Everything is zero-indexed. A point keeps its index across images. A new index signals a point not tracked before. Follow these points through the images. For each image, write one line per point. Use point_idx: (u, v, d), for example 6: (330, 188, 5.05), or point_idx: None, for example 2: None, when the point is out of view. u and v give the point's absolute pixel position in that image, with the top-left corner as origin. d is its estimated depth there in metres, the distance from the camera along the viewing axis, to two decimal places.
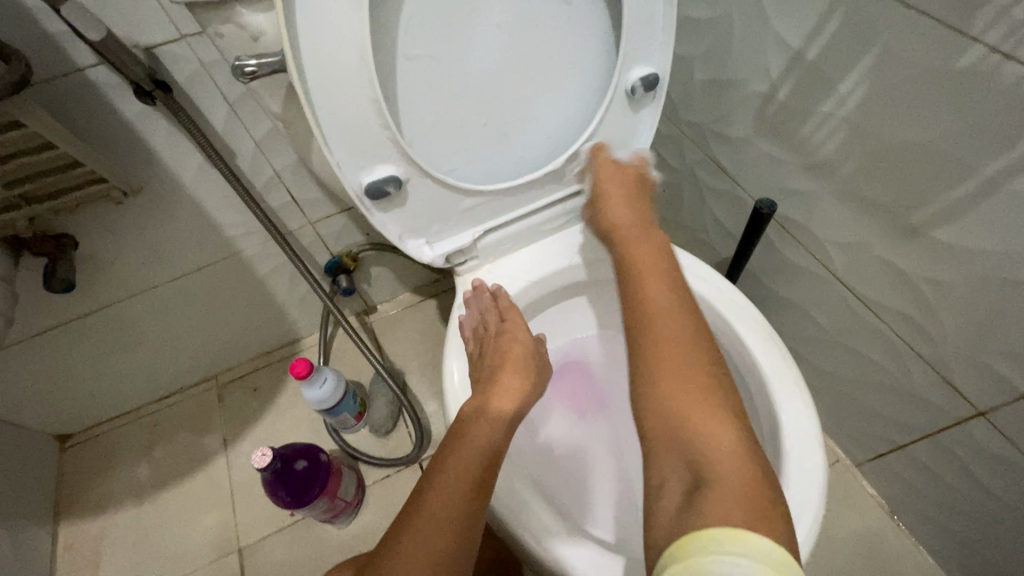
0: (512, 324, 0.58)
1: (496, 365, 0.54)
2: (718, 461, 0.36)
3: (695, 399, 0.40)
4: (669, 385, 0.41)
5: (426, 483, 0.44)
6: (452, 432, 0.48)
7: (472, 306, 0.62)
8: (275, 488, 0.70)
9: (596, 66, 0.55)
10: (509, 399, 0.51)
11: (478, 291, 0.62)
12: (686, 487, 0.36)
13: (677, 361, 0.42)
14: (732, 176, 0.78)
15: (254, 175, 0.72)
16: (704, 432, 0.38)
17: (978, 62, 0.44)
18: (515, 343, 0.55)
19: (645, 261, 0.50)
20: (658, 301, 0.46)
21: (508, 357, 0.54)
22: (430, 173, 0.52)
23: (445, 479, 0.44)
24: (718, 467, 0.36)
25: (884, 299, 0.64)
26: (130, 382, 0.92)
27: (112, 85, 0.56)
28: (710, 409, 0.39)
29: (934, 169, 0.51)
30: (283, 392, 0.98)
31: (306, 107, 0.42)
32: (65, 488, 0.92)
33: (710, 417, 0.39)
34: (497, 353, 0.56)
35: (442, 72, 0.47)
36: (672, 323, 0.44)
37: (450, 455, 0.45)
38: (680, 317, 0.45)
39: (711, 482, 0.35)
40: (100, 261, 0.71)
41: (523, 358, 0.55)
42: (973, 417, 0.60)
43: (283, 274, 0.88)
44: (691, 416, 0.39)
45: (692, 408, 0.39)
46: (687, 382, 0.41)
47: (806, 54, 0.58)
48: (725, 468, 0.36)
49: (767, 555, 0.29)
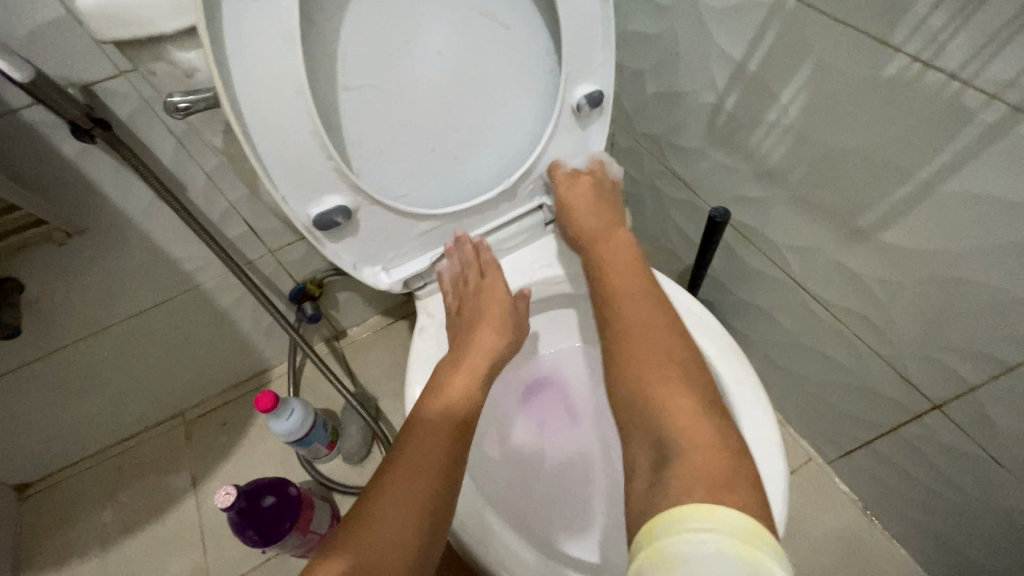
0: (490, 284, 0.58)
1: (472, 325, 0.55)
2: (680, 426, 0.38)
3: (662, 368, 0.42)
4: (639, 362, 0.43)
5: (410, 430, 0.46)
6: (433, 387, 0.50)
7: (453, 256, 0.60)
8: (243, 527, 0.68)
9: (540, 86, 0.56)
10: (483, 356, 0.52)
11: (459, 243, 0.60)
12: (654, 461, 0.37)
13: (647, 338, 0.45)
14: (690, 185, 0.80)
15: (208, 207, 0.71)
16: (669, 401, 0.39)
17: (903, 70, 0.46)
18: (493, 305, 0.56)
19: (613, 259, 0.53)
20: (623, 291, 0.50)
21: (486, 317, 0.55)
22: (380, 201, 0.52)
23: (429, 430, 0.45)
24: (683, 436, 0.37)
25: (840, 299, 0.65)
26: (90, 424, 0.89)
27: (49, 125, 0.54)
28: (670, 377, 0.41)
29: (873, 174, 0.53)
30: (253, 424, 0.96)
31: (245, 144, 0.42)
32: (25, 539, 0.88)
33: (670, 382, 0.41)
34: (472, 314, 0.56)
35: (386, 101, 0.47)
36: (638, 310, 0.47)
37: (429, 406, 0.48)
38: (642, 300, 0.48)
39: (681, 454, 0.36)
40: (49, 303, 0.69)
41: (502, 317, 0.56)
42: (930, 411, 0.61)
43: (246, 304, 0.86)
44: (654, 387, 0.41)
45: (658, 380, 0.41)
46: (656, 355, 0.43)
47: (747, 66, 0.60)
48: (688, 432, 0.37)
49: (734, 527, 0.29)
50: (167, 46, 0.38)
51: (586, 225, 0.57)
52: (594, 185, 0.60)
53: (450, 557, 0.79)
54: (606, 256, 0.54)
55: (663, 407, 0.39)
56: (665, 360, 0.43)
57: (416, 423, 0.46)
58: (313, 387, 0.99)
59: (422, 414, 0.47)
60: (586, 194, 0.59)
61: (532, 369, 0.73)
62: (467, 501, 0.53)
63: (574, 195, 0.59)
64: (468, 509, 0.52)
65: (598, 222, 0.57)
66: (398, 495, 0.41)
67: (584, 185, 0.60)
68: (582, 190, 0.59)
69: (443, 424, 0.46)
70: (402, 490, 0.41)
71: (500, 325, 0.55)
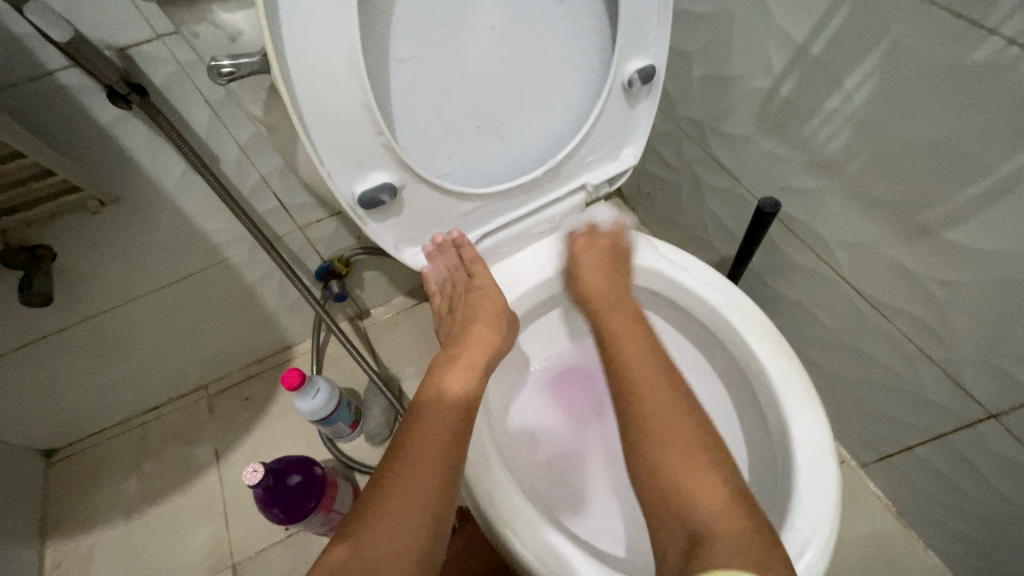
0: (484, 280, 0.58)
1: (467, 320, 0.57)
2: (712, 513, 0.39)
3: (684, 443, 0.44)
4: (661, 436, 0.44)
5: (413, 424, 0.46)
6: (427, 387, 0.50)
7: (439, 259, 0.57)
8: (269, 505, 0.67)
9: (590, 63, 0.53)
10: (481, 351, 0.54)
11: (443, 245, 0.56)
12: (685, 549, 0.39)
13: (662, 419, 0.46)
14: (733, 174, 0.76)
15: (239, 180, 0.69)
16: (693, 484, 0.41)
17: (994, 55, 0.42)
18: (487, 300, 0.58)
19: (619, 326, 0.55)
20: (633, 360, 0.51)
21: (480, 314, 0.57)
22: (426, 179, 0.49)
23: (430, 423, 0.46)
24: (715, 523, 0.39)
25: (893, 299, 0.62)
26: (117, 394, 0.90)
27: (86, 89, 0.53)
28: (694, 463, 0.42)
29: (949, 168, 0.49)
30: (276, 400, 0.96)
31: (294, 118, 0.39)
32: (52, 503, 0.89)
33: (696, 462, 0.42)
34: (468, 309, 0.58)
35: (434, 75, 0.45)
36: (652, 378, 0.49)
37: (430, 409, 0.47)
38: (649, 360, 0.51)
39: (711, 538, 0.38)
40: (80, 272, 0.68)
41: (496, 313, 0.57)
42: (983, 419, 0.59)
43: (273, 280, 0.85)
44: (676, 471, 0.42)
45: (683, 465, 0.42)
46: (673, 427, 0.45)
47: (810, 49, 0.56)
48: (718, 517, 0.39)
49: None
50: (212, 7, 0.37)
51: (594, 286, 0.59)
52: (610, 247, 0.62)
53: (468, 541, 0.79)
54: (612, 322, 0.56)
55: (688, 491, 0.41)
56: (686, 426, 0.45)
57: (417, 417, 0.46)
58: (336, 365, 0.98)
59: (420, 410, 0.47)
60: (598, 257, 0.61)
61: (570, 357, 0.72)
62: (493, 480, 0.51)
63: (592, 258, 0.61)
64: (500, 495, 0.50)
65: (607, 283, 0.60)
66: (416, 504, 0.40)
67: (603, 244, 0.62)
68: (599, 252, 0.62)
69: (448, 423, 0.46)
70: (420, 494, 0.41)
71: (495, 319, 0.57)
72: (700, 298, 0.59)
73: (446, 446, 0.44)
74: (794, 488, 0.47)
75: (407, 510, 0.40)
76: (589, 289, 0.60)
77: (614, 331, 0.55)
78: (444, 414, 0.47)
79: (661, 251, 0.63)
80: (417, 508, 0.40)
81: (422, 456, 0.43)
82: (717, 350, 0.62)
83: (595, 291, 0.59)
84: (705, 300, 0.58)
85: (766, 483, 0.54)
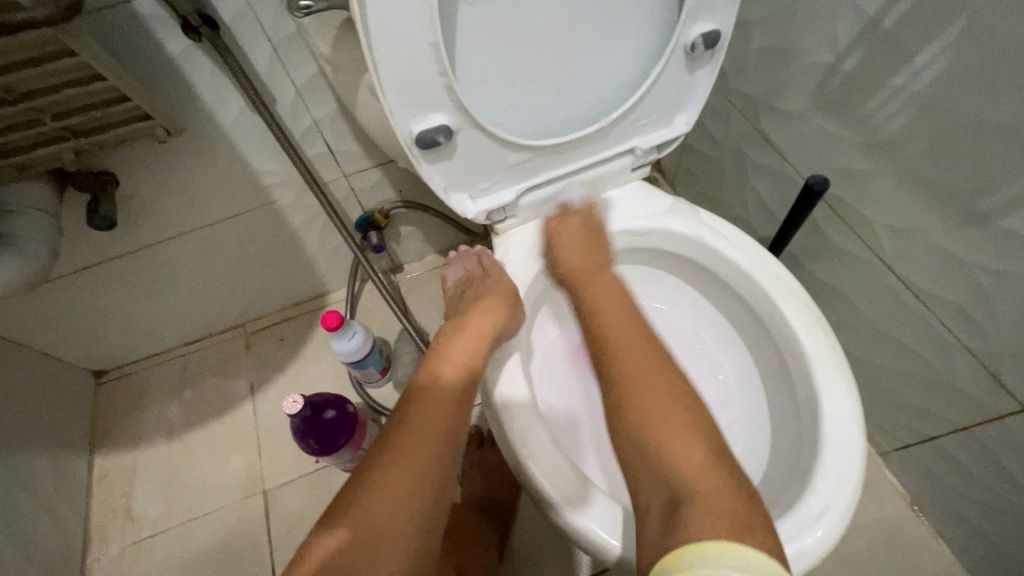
0: (498, 271, 0.63)
1: (477, 296, 0.60)
2: (693, 473, 0.40)
3: (664, 402, 0.45)
4: (646, 406, 0.45)
5: (416, 398, 0.48)
6: (423, 375, 0.51)
7: (459, 262, 0.67)
8: (304, 436, 0.72)
9: (656, 22, 0.52)
10: (488, 321, 0.56)
11: (463, 252, 0.69)
12: (668, 507, 0.39)
13: (650, 379, 0.46)
14: (781, 152, 0.75)
15: (293, 122, 0.71)
16: (679, 456, 0.41)
17: None
18: (499, 281, 0.61)
19: (606, 298, 0.55)
20: (624, 331, 0.51)
21: (491, 291, 0.60)
22: (482, 125, 0.50)
23: (428, 409, 0.47)
24: (693, 482, 0.39)
25: (936, 287, 0.61)
26: (164, 324, 0.94)
27: (159, 20, 0.54)
28: (674, 423, 0.43)
29: (1013, 153, 0.48)
30: (310, 343, 1.00)
31: (364, 50, 0.40)
32: (100, 419, 0.96)
33: (682, 430, 0.43)
34: (479, 288, 0.61)
35: (501, 21, 0.45)
36: (631, 343, 0.50)
37: (434, 380, 0.49)
38: (633, 328, 0.51)
39: (691, 501, 0.38)
40: (139, 201, 0.72)
41: (507, 291, 0.60)
42: (1014, 412, 0.58)
43: (316, 226, 0.88)
44: (663, 439, 0.42)
45: (668, 430, 0.43)
46: (670, 399, 0.45)
47: (880, 23, 0.55)
48: (695, 475, 0.40)
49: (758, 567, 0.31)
50: None
51: (573, 260, 0.60)
52: (584, 225, 0.62)
53: (479, 465, 0.85)
54: (598, 295, 0.56)
55: (670, 452, 0.42)
56: (668, 382, 0.46)
57: (420, 394, 0.48)
58: (368, 315, 1.01)
59: (416, 398, 0.48)
60: (574, 232, 0.61)
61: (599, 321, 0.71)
62: (519, 416, 0.53)
63: (565, 229, 0.61)
64: (524, 438, 0.52)
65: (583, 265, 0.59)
66: (413, 474, 0.43)
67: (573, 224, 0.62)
68: (570, 229, 0.61)
69: (447, 398, 0.48)
70: (418, 464, 0.43)
71: (506, 295, 0.59)
72: (740, 270, 0.59)
73: (446, 421, 0.47)
74: (819, 456, 0.48)
75: (403, 478, 0.43)
76: (569, 262, 0.60)
77: (602, 304, 0.55)
78: (443, 388, 0.49)
79: (704, 219, 0.63)
80: (414, 477, 0.43)
81: (420, 432, 0.45)
82: (749, 323, 0.63)
83: (574, 266, 0.59)
84: (747, 272, 0.59)
85: (790, 456, 0.55)
